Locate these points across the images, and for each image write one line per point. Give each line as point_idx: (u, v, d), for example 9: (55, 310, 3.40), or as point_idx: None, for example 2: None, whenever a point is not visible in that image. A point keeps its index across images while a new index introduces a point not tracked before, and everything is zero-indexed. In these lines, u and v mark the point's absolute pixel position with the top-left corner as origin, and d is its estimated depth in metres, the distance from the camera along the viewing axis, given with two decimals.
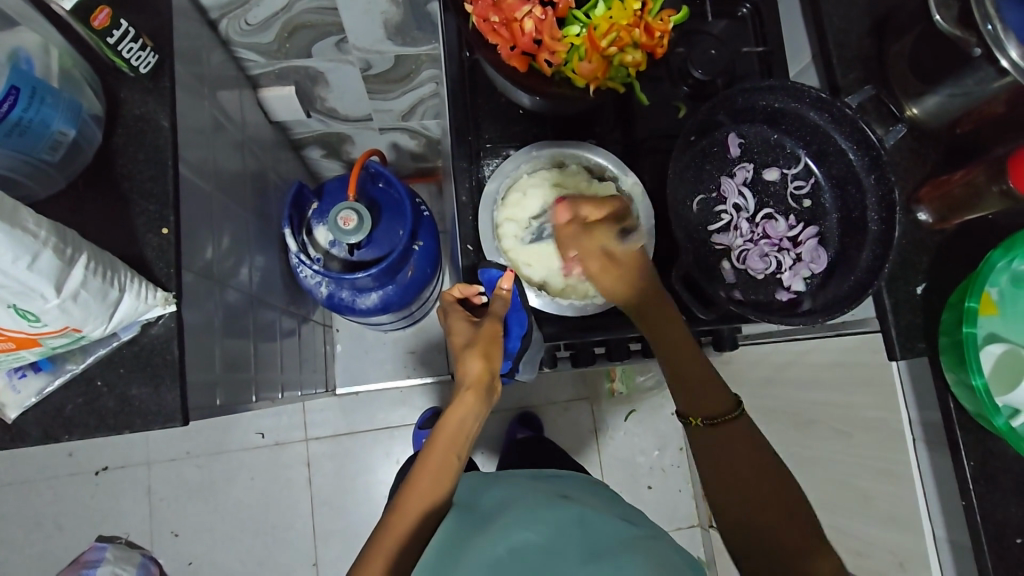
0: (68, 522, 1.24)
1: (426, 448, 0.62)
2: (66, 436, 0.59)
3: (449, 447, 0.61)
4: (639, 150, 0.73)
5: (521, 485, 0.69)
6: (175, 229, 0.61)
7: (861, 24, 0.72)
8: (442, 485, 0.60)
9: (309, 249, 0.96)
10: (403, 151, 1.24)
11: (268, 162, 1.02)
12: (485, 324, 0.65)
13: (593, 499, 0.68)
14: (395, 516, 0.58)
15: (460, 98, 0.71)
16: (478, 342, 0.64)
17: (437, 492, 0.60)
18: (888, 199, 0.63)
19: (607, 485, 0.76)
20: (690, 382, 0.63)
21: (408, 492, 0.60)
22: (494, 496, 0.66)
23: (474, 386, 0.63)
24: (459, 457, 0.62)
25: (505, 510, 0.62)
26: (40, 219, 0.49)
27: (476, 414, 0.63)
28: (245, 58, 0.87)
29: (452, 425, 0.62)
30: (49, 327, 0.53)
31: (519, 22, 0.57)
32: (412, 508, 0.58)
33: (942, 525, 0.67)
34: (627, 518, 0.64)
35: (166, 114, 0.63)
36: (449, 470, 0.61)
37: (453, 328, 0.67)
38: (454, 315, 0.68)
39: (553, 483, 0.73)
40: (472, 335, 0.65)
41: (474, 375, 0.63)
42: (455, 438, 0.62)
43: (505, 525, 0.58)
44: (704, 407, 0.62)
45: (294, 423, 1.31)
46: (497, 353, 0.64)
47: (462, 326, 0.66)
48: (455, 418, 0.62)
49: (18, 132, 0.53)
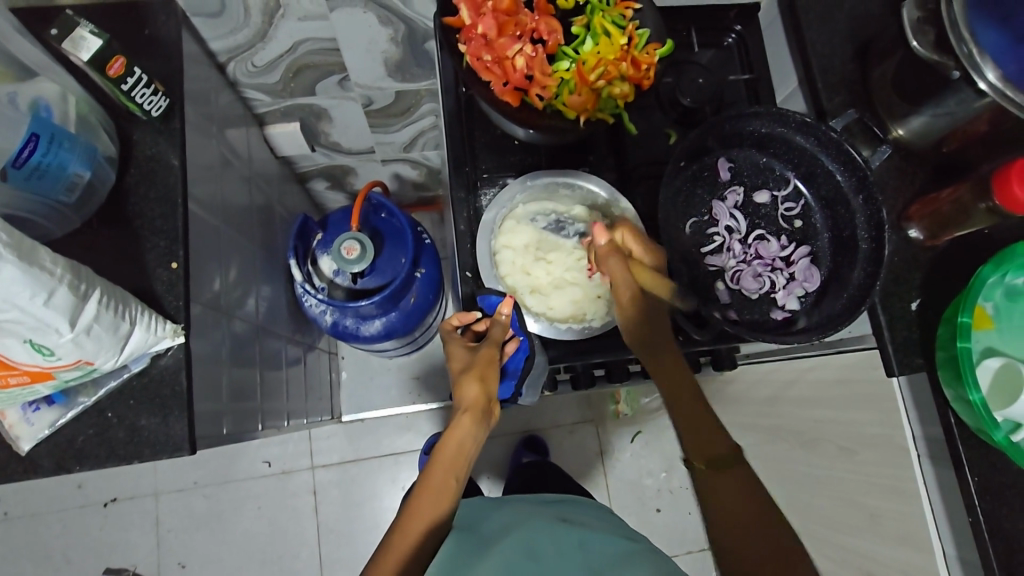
0: (74, 555, 1.24)
1: (427, 467, 0.61)
2: (78, 467, 0.60)
3: (449, 468, 0.60)
4: (633, 177, 0.75)
5: (520, 509, 0.69)
6: (183, 264, 0.63)
7: (843, 50, 0.75)
8: (443, 505, 0.59)
9: (314, 278, 0.98)
10: (405, 181, 1.27)
11: (275, 195, 1.05)
12: (483, 349, 0.65)
13: (593, 521, 0.68)
14: (396, 535, 0.57)
15: (457, 131, 0.74)
16: (475, 366, 0.63)
17: (439, 510, 0.59)
18: (877, 218, 0.65)
19: (604, 509, 0.77)
20: (693, 425, 0.59)
21: (409, 509, 0.59)
22: (493, 520, 0.67)
23: (471, 409, 0.62)
24: (458, 479, 0.61)
25: (510, 533, 0.62)
26: (56, 257, 0.51)
27: (475, 436, 0.62)
28: (251, 98, 0.90)
29: (451, 445, 0.61)
30: (62, 361, 0.54)
31: (511, 60, 0.60)
32: (415, 525, 0.57)
33: (951, 542, 0.66)
34: (629, 538, 0.65)
35: (175, 154, 0.66)
36: (448, 493, 0.60)
37: (451, 354, 0.67)
38: (452, 341, 0.68)
39: (552, 506, 0.73)
40: (470, 360, 0.64)
41: (471, 399, 0.62)
42: (456, 459, 0.60)
43: (508, 549, 0.59)
44: (707, 445, 0.58)
45: (301, 451, 1.32)
46: (494, 377, 0.64)
47: (459, 351, 0.66)
48: (453, 440, 0.61)
49: (37, 175, 0.56)
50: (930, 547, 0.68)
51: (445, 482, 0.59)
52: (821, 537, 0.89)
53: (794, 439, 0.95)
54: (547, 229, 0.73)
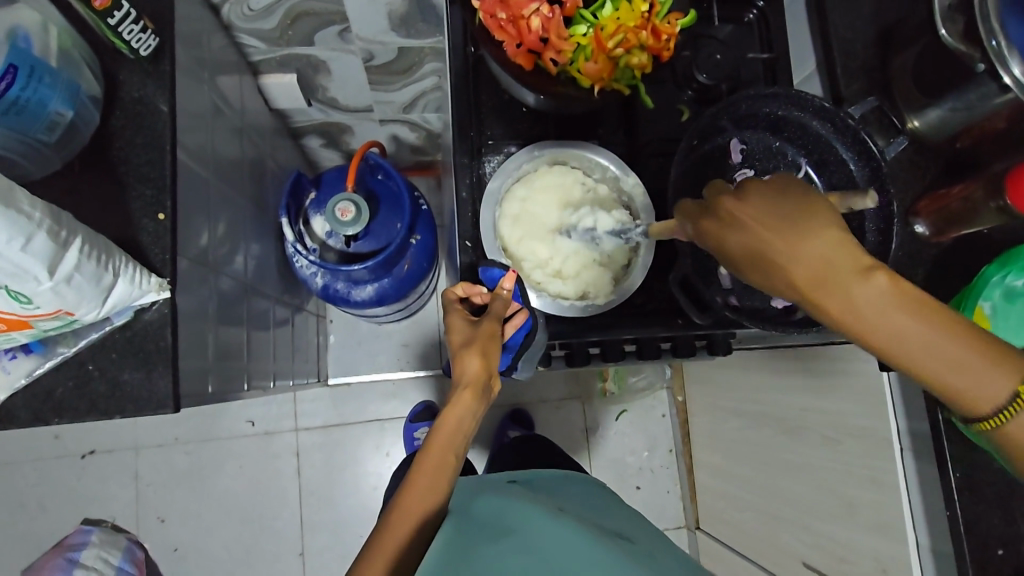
0: (51, 505, 1.23)
1: (425, 446, 0.58)
2: (56, 420, 0.58)
3: (448, 445, 0.58)
4: (642, 153, 0.73)
5: (518, 490, 0.67)
6: (171, 215, 0.60)
7: (864, 35, 0.74)
8: (441, 485, 0.57)
9: (306, 239, 0.96)
10: (402, 144, 1.23)
11: (267, 149, 1.01)
12: (483, 324, 0.62)
13: (589, 511, 0.67)
14: (396, 514, 0.55)
15: (463, 93, 0.71)
16: (477, 341, 0.60)
17: (440, 489, 0.57)
18: (887, 211, 0.64)
19: (593, 491, 0.77)
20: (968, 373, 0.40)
21: (406, 489, 0.56)
22: (489, 502, 0.62)
23: (472, 385, 0.60)
24: (457, 456, 0.59)
25: (512, 523, 0.56)
26: (34, 200, 0.48)
27: (474, 413, 0.60)
28: (246, 44, 0.86)
29: (449, 422, 0.59)
30: (41, 309, 0.52)
31: (526, 20, 0.57)
32: (411, 505, 0.55)
33: (925, 533, 0.67)
34: (628, 533, 0.62)
35: (165, 98, 0.62)
36: (448, 471, 0.58)
37: (450, 327, 0.63)
38: (452, 313, 0.64)
39: (545, 490, 0.72)
40: (471, 335, 0.61)
41: (472, 374, 0.60)
42: (454, 434, 0.59)
43: (515, 543, 0.52)
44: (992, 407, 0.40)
45: (285, 413, 1.31)
46: (496, 352, 0.61)
47: (459, 325, 0.62)
48: (452, 417, 0.59)
49: (15, 110, 0.52)
50: (904, 539, 0.69)
51: (443, 460, 0.58)
52: (801, 523, 0.91)
53: (778, 426, 0.96)
54: (555, 195, 0.71)
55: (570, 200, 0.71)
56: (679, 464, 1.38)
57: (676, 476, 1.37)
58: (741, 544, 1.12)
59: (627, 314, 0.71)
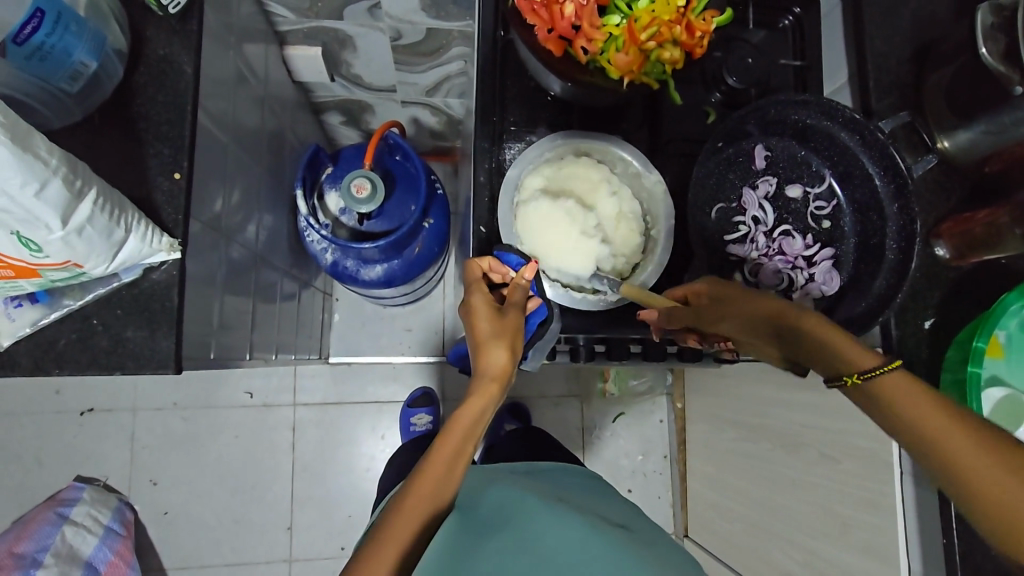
0: (47, 458, 1.24)
1: (442, 434, 0.58)
2: (57, 371, 0.58)
3: (466, 438, 0.58)
4: (665, 152, 0.72)
5: (517, 482, 0.68)
6: (186, 175, 0.60)
7: (901, 50, 0.72)
8: (454, 475, 0.57)
9: (319, 214, 0.95)
10: (422, 127, 1.23)
11: (288, 122, 1.01)
12: (509, 313, 0.60)
13: (586, 498, 0.69)
14: (409, 501, 0.55)
15: (490, 77, 0.70)
16: (505, 334, 0.59)
17: (452, 479, 0.57)
18: (909, 230, 0.62)
19: (591, 479, 0.78)
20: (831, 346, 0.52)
21: (419, 476, 0.56)
22: (491, 499, 0.63)
23: (497, 378, 0.59)
24: (471, 448, 0.59)
25: (511, 519, 0.58)
26: (52, 148, 0.47)
27: (495, 405, 0.59)
28: (275, 13, 0.85)
29: (470, 416, 0.57)
30: (50, 259, 0.52)
31: (559, 5, 0.57)
32: (423, 493, 0.55)
33: (919, 559, 0.66)
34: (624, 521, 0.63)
35: (189, 58, 0.62)
36: (461, 463, 0.58)
37: (474, 312, 0.60)
38: (477, 297, 0.61)
39: (543, 479, 0.73)
40: (498, 325, 0.59)
41: (498, 367, 0.58)
42: (474, 427, 0.58)
43: (512, 538, 0.55)
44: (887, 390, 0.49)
45: (284, 387, 1.31)
46: (520, 344, 0.60)
47: (485, 312, 0.60)
48: (473, 411, 0.57)
49: (39, 57, 0.52)
50: (896, 563, 0.68)
51: (460, 451, 0.57)
52: (792, 539, 0.90)
53: (777, 441, 0.95)
54: (578, 187, 0.70)
55: (592, 195, 0.70)
56: (673, 471, 1.37)
57: (669, 482, 1.36)
58: (729, 556, 1.11)
59: (634, 313, 0.71)
